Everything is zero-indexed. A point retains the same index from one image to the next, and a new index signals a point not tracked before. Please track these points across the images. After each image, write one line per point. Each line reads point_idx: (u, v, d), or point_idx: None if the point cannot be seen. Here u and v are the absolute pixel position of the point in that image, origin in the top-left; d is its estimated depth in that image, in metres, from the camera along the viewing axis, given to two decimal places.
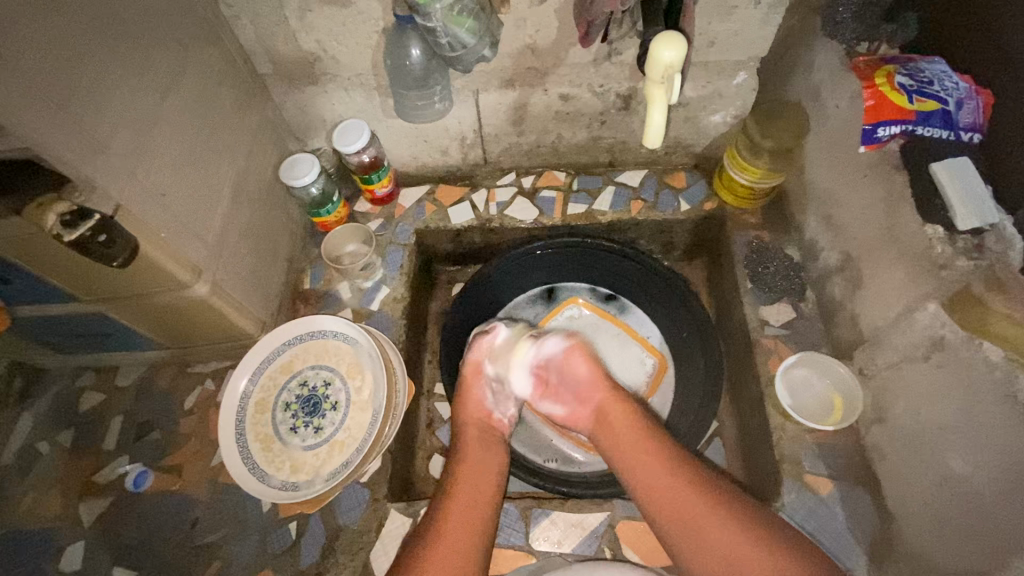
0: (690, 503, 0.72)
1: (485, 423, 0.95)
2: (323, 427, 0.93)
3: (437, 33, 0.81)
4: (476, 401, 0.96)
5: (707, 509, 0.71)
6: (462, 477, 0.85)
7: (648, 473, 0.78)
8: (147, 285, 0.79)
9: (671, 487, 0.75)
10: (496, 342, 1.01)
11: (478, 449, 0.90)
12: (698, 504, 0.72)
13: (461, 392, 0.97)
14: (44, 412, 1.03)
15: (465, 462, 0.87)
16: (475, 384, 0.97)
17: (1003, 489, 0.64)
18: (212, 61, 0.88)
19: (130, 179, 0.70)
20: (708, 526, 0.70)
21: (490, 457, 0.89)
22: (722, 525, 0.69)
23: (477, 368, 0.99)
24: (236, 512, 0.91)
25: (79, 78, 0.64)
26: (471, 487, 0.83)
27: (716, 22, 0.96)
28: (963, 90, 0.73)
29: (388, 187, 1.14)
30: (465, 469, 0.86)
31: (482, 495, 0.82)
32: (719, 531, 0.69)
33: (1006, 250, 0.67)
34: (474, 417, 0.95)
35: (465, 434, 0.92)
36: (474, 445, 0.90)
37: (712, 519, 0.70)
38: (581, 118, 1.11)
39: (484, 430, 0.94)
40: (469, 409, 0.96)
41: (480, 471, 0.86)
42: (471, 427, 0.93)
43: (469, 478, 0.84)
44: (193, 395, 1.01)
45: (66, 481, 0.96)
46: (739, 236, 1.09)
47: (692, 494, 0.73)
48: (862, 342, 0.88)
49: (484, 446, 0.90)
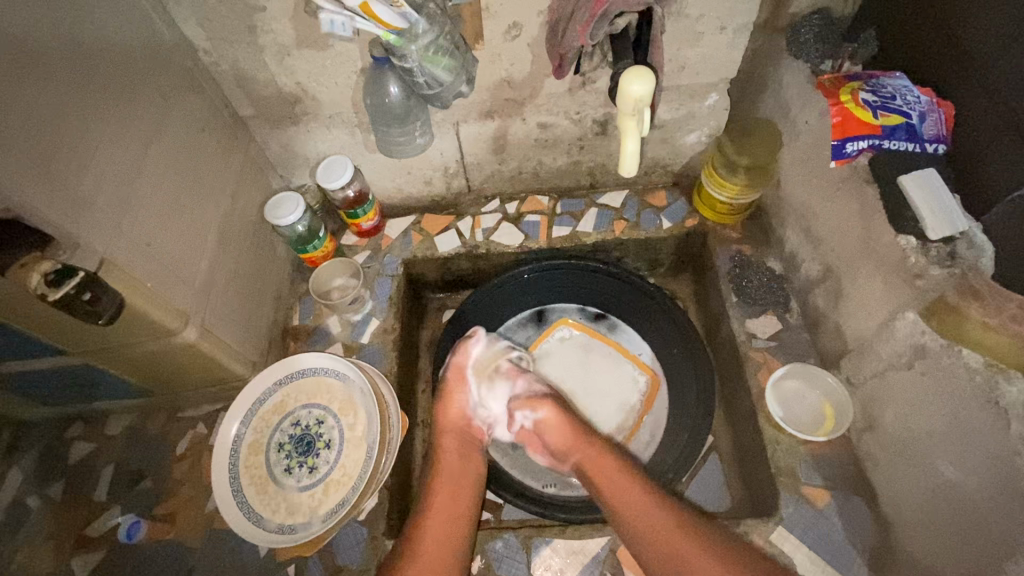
0: (663, 526, 0.73)
1: (465, 431, 0.93)
2: (318, 466, 0.92)
3: (414, 73, 0.83)
4: (456, 407, 0.94)
5: (682, 532, 0.73)
6: (438, 492, 0.84)
7: (625, 497, 0.78)
8: (135, 335, 0.78)
9: (648, 512, 0.75)
10: (479, 351, 1.01)
11: (456, 461, 0.89)
12: (670, 526, 0.73)
13: (443, 395, 0.96)
14: (31, 466, 1.01)
15: (442, 476, 0.86)
16: (460, 390, 0.96)
17: (993, 495, 0.64)
18: (193, 108, 0.90)
19: (115, 233, 0.71)
20: (684, 547, 0.71)
21: (467, 469, 0.88)
22: (700, 548, 0.70)
23: (460, 372, 0.98)
24: (231, 559, 0.90)
25: (63, 138, 0.65)
26: (447, 502, 0.82)
27: (685, 48, 0.99)
28: (925, 104, 0.76)
29: (373, 220, 1.15)
30: (442, 482, 0.85)
31: (458, 510, 0.82)
32: (694, 554, 0.70)
33: (978, 257, 0.69)
34: (453, 425, 0.93)
35: (442, 444, 0.91)
36: (453, 455, 0.89)
37: (687, 544, 0.71)
38: (560, 144, 1.13)
39: (462, 437, 0.92)
40: (448, 415, 0.94)
41: (457, 485, 0.85)
42: (450, 435, 0.92)
43: (447, 491, 0.84)
44: (185, 439, 1.00)
45: (57, 536, 0.94)
46: (722, 251, 1.11)
47: (667, 517, 0.74)
48: (848, 351, 0.89)
49: (461, 458, 0.89)
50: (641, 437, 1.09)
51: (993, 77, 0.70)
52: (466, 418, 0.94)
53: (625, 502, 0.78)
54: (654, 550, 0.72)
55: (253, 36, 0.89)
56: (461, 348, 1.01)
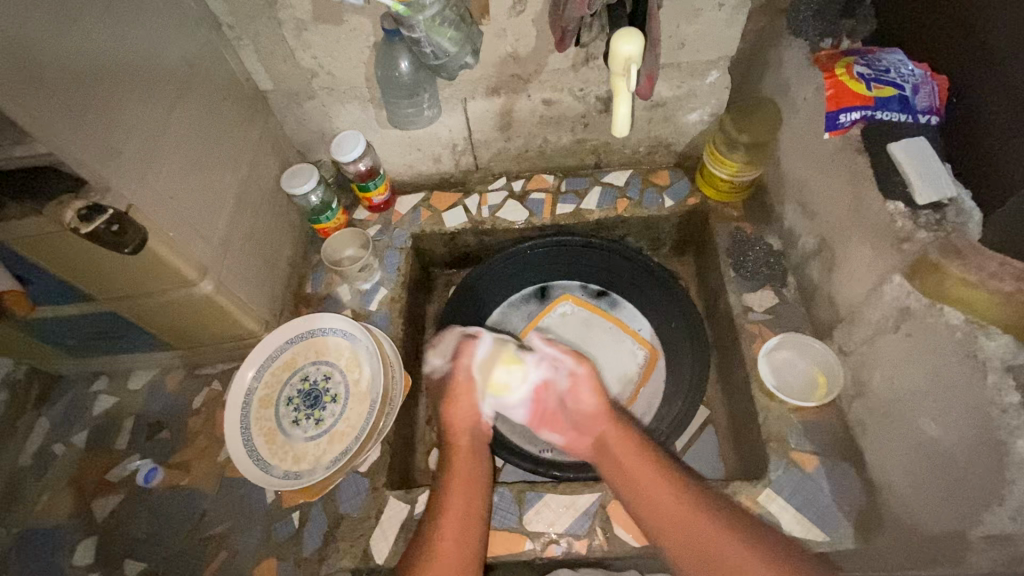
0: (701, 526, 0.71)
1: (476, 429, 0.90)
2: (323, 419, 0.97)
3: (421, 43, 0.87)
4: (466, 411, 0.91)
5: (707, 523, 0.71)
6: (453, 495, 0.81)
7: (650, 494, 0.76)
8: (156, 282, 0.84)
9: (671, 510, 0.74)
10: (484, 351, 0.97)
11: (467, 459, 0.86)
12: (694, 520, 0.71)
13: (450, 397, 0.92)
14: (58, 417, 1.08)
15: (455, 478, 0.83)
16: (467, 389, 0.93)
17: (971, 448, 0.66)
18: (217, 78, 0.96)
19: (141, 183, 0.76)
20: (710, 540, 0.69)
21: (480, 466, 0.85)
22: (723, 539, 0.69)
23: (467, 373, 0.94)
24: (240, 504, 0.95)
25: (97, 91, 0.70)
26: (462, 505, 0.80)
27: (684, 25, 1.02)
28: (918, 76, 0.80)
29: (384, 195, 1.20)
30: (456, 484, 0.82)
31: (473, 503, 0.80)
32: (719, 548, 0.69)
33: (966, 222, 0.71)
34: (463, 425, 0.91)
35: (456, 445, 0.88)
36: (467, 455, 0.87)
37: (715, 538, 0.69)
38: (565, 121, 1.17)
39: (475, 437, 0.90)
40: (456, 419, 0.91)
41: (473, 479, 0.84)
42: (463, 434, 0.90)
43: (462, 487, 0.82)
44: (201, 395, 1.05)
45: (80, 480, 1.01)
46: (721, 227, 1.13)
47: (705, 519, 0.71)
48: (840, 320, 0.91)
49: (474, 455, 0.87)
50: (637, 407, 1.12)
51: (994, 33, 0.70)
52: (476, 418, 0.92)
53: (656, 495, 0.76)
54: (675, 542, 0.71)
55: (272, 10, 0.95)
56: (464, 350, 0.97)
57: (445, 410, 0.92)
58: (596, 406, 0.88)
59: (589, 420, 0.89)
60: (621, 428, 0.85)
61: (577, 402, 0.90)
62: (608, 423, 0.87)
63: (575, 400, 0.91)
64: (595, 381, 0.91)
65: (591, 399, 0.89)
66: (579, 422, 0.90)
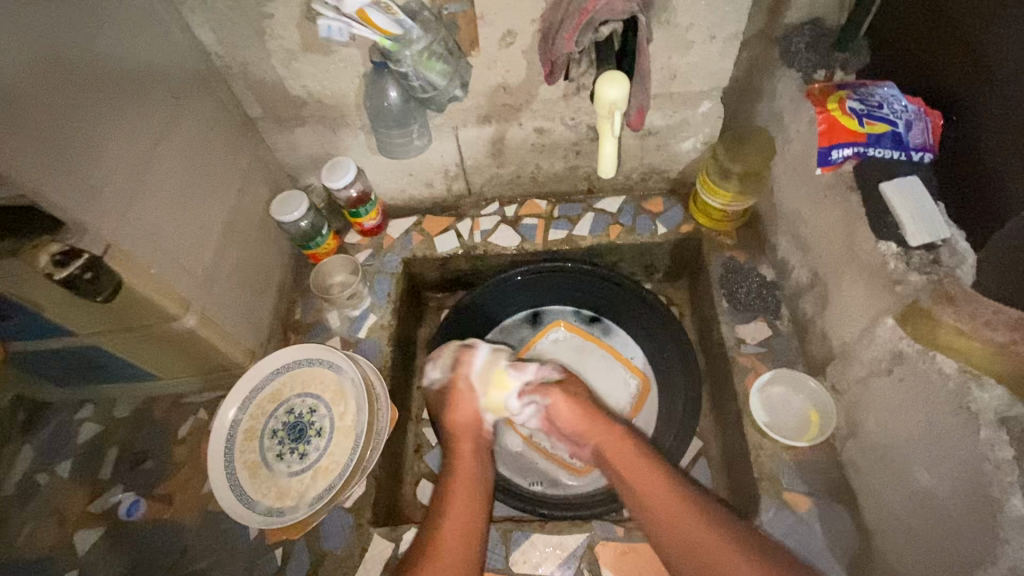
0: (699, 532, 0.72)
1: (475, 431, 0.93)
2: (308, 453, 0.95)
3: (409, 77, 0.87)
4: (467, 413, 0.94)
5: (707, 530, 0.72)
6: (456, 494, 0.82)
7: (653, 500, 0.77)
8: (138, 318, 0.83)
9: (672, 513, 0.75)
10: (480, 362, 0.99)
11: (471, 464, 0.88)
12: (683, 519, 0.74)
13: (451, 402, 0.95)
14: (42, 445, 1.06)
15: (458, 481, 0.85)
16: (468, 396, 0.96)
17: (965, 501, 0.64)
18: (206, 108, 0.95)
19: (121, 221, 0.75)
20: (704, 542, 0.71)
21: (478, 466, 0.88)
22: (717, 542, 0.70)
23: (469, 384, 0.97)
24: (223, 539, 0.93)
25: (77, 132, 0.69)
26: (463, 505, 0.81)
27: (676, 56, 1.01)
28: (912, 112, 0.78)
29: (376, 220, 1.19)
30: (460, 487, 0.84)
31: (474, 504, 0.82)
32: (715, 548, 0.70)
33: (958, 266, 0.70)
34: (464, 428, 0.93)
35: (458, 449, 0.91)
36: (467, 458, 0.89)
37: (715, 544, 0.70)
38: (557, 149, 1.16)
39: (476, 440, 0.92)
40: (459, 423, 0.93)
41: (473, 480, 0.86)
42: (465, 437, 0.92)
43: (465, 489, 0.83)
44: (187, 424, 1.04)
45: (62, 512, 0.99)
46: (715, 256, 1.11)
47: (703, 524, 0.72)
48: (833, 358, 0.89)
49: (474, 457, 0.89)
50: None
51: (987, 77, 0.69)
52: (477, 420, 0.94)
53: (655, 503, 0.77)
54: (677, 552, 0.72)
55: (261, 41, 0.94)
56: (461, 359, 0.99)
57: (447, 415, 0.95)
58: (581, 421, 0.90)
59: (578, 434, 0.91)
60: (618, 440, 0.86)
61: (565, 416, 0.92)
62: (600, 434, 0.88)
63: (561, 417, 0.92)
64: (572, 399, 0.92)
65: (573, 414, 0.91)
66: (571, 435, 0.92)
